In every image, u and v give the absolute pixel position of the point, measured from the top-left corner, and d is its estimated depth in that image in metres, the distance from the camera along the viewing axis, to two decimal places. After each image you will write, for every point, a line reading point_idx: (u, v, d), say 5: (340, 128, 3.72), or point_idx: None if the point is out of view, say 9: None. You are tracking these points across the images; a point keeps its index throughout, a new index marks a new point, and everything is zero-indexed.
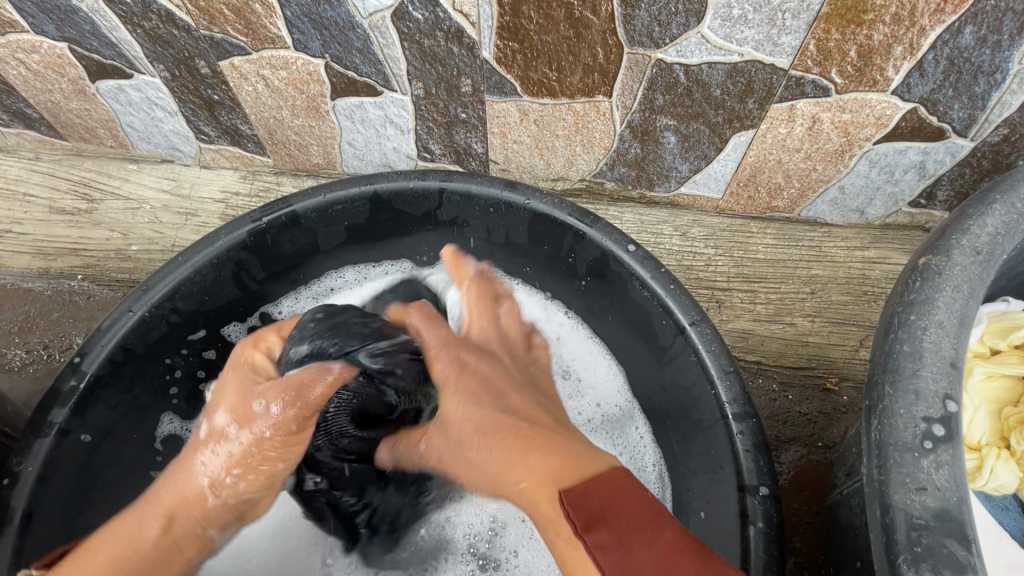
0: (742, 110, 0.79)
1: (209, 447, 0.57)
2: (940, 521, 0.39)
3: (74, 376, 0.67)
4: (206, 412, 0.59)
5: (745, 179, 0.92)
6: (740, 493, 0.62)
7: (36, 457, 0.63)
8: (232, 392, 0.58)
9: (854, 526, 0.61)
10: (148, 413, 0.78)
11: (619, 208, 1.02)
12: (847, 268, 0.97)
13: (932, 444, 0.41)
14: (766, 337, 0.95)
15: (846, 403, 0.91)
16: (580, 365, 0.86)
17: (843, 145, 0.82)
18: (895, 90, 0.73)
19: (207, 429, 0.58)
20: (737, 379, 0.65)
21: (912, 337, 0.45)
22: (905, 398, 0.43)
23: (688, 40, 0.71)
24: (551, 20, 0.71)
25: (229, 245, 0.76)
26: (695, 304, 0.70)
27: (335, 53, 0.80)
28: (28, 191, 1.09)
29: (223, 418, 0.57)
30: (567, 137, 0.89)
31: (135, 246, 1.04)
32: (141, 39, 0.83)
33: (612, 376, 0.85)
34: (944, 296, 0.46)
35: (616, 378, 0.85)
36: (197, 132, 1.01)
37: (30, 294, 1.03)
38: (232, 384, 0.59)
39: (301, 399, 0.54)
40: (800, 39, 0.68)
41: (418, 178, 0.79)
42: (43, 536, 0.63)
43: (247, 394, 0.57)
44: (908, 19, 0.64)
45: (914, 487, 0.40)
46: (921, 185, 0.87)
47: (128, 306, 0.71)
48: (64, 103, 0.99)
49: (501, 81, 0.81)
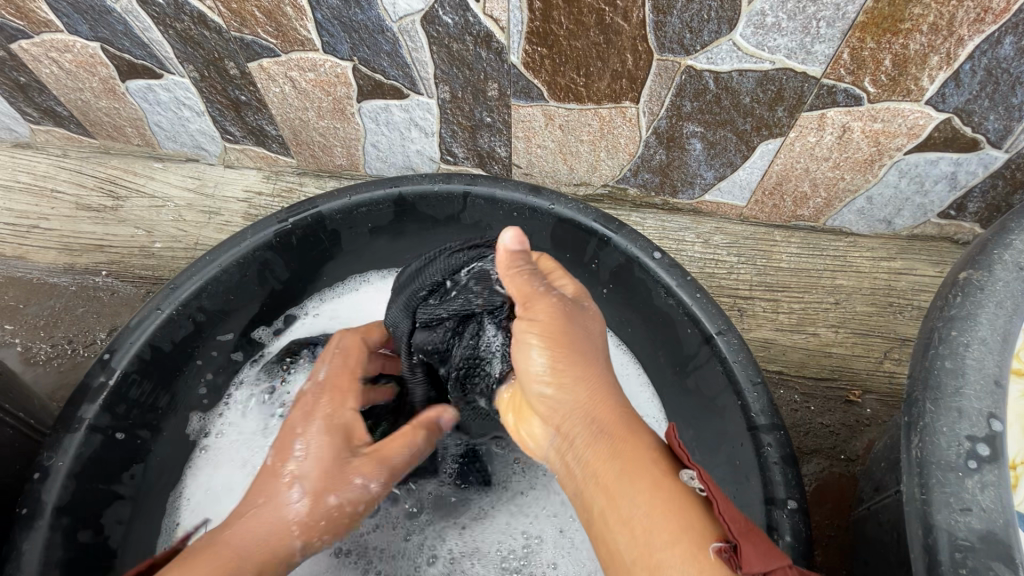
0: (772, 118, 0.79)
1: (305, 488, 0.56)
2: (986, 543, 0.38)
3: (104, 373, 0.68)
4: (297, 477, 0.56)
5: (770, 187, 0.91)
6: (767, 505, 0.61)
7: (66, 451, 0.64)
8: (329, 454, 0.58)
9: (883, 542, 0.61)
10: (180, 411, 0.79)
11: (641, 214, 1.01)
12: (872, 279, 0.96)
13: (976, 464, 0.40)
14: (788, 347, 0.94)
15: (870, 416, 0.89)
16: None
17: (873, 154, 0.81)
18: (929, 100, 0.72)
19: (302, 500, 0.56)
20: (765, 391, 0.65)
21: (954, 354, 0.44)
22: (947, 416, 0.42)
23: (719, 47, 0.70)
24: (581, 26, 0.71)
25: (255, 245, 0.76)
26: (722, 313, 0.70)
27: (363, 56, 0.81)
28: (56, 187, 1.11)
29: (312, 490, 0.56)
30: (592, 143, 0.89)
31: (159, 243, 1.05)
32: (172, 40, 0.84)
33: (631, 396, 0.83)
34: (986, 312, 0.45)
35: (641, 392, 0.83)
36: (223, 132, 1.02)
37: (55, 289, 1.04)
38: (325, 438, 0.59)
39: (391, 468, 0.61)
40: (834, 48, 0.67)
41: (443, 181, 0.79)
42: (71, 530, 0.63)
43: (344, 460, 0.58)
44: (947, 28, 0.63)
45: (958, 507, 0.40)
46: (952, 196, 0.86)
47: (156, 305, 0.72)
48: (94, 102, 1.00)
49: (528, 86, 0.81)
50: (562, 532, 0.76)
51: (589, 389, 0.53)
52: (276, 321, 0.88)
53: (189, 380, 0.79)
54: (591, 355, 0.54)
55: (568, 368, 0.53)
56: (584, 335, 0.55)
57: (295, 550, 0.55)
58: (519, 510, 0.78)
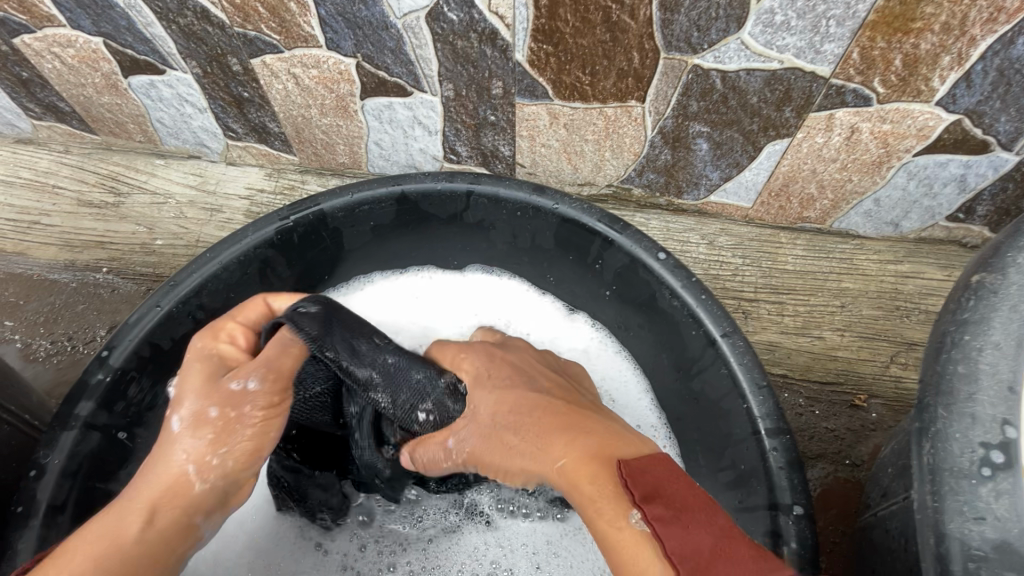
0: (779, 118, 0.78)
1: (188, 433, 0.57)
2: (1000, 553, 0.38)
3: (102, 370, 0.67)
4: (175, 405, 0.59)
5: (777, 189, 0.90)
6: (772, 511, 0.60)
7: (62, 449, 0.63)
8: (197, 378, 0.60)
9: (890, 550, 0.60)
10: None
11: (646, 214, 1.00)
12: (879, 282, 0.95)
13: (990, 472, 0.39)
14: (793, 350, 0.93)
15: (875, 421, 0.88)
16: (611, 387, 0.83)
17: (881, 156, 0.80)
18: (939, 101, 0.71)
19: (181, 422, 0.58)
20: (771, 395, 0.64)
21: (967, 358, 0.43)
22: (961, 422, 0.41)
23: (727, 46, 0.69)
24: (588, 24, 0.70)
25: (256, 242, 0.76)
26: (727, 316, 0.69)
27: (367, 53, 0.80)
28: (57, 183, 1.11)
29: (190, 412, 0.58)
30: (596, 142, 0.88)
31: (160, 240, 1.05)
32: (175, 36, 0.84)
33: (639, 405, 0.81)
34: (1001, 315, 0.44)
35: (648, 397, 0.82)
36: (225, 129, 1.01)
37: (56, 285, 1.04)
38: (194, 369, 0.61)
39: (276, 371, 0.62)
40: (843, 47, 0.66)
41: (446, 180, 0.78)
42: (67, 528, 0.63)
43: (214, 379, 0.60)
44: (959, 28, 0.62)
45: (972, 516, 0.39)
46: (961, 199, 0.85)
47: (155, 301, 0.71)
48: (96, 97, 1.00)
49: (533, 84, 0.80)
50: (538, 568, 0.73)
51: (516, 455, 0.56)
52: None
53: None
54: (503, 434, 0.57)
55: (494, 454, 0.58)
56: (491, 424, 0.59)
57: (183, 466, 0.55)
58: (501, 536, 0.75)
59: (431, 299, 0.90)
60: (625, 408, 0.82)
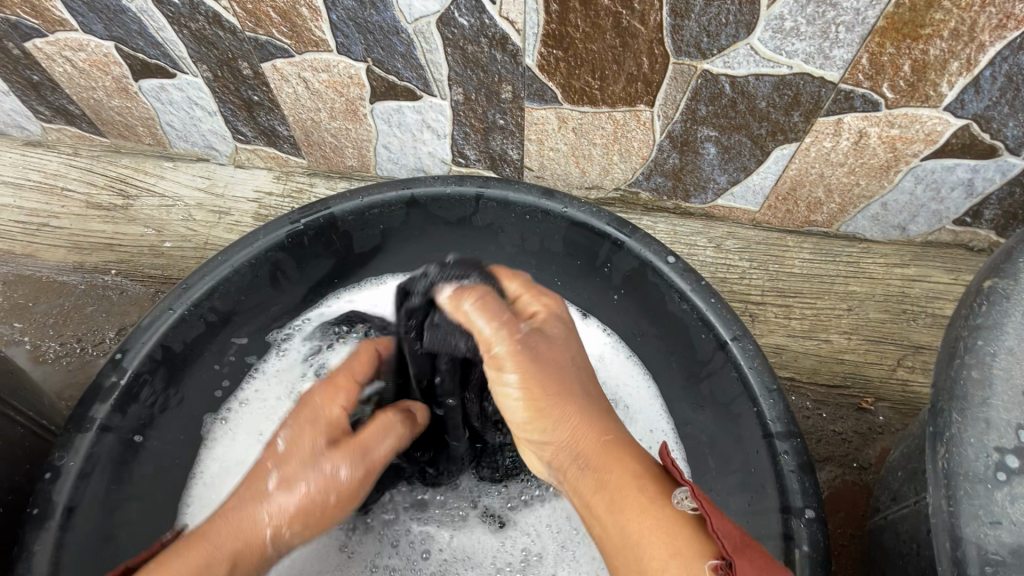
0: (787, 123, 0.78)
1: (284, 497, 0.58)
2: (1016, 557, 0.38)
3: (116, 372, 0.67)
4: (274, 459, 0.59)
5: (784, 192, 0.90)
6: (784, 514, 0.60)
7: (78, 452, 0.63)
8: (304, 448, 0.59)
9: (902, 553, 0.60)
10: (194, 409, 0.79)
11: (653, 218, 1.01)
12: (885, 285, 0.95)
13: (1006, 476, 0.40)
14: (800, 353, 0.93)
15: (882, 424, 0.88)
16: (621, 392, 0.84)
17: (889, 160, 0.80)
18: (948, 106, 0.71)
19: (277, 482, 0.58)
20: (781, 398, 0.64)
21: (980, 364, 0.44)
22: (975, 427, 0.41)
23: (736, 51, 0.70)
24: (598, 29, 0.70)
25: (267, 245, 0.76)
26: (737, 319, 0.69)
27: (377, 57, 0.80)
28: (66, 185, 1.11)
29: (292, 478, 0.58)
30: (605, 146, 0.89)
31: (169, 242, 1.05)
32: (186, 40, 0.85)
33: (648, 409, 0.82)
34: (1013, 321, 0.44)
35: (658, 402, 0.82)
36: (234, 132, 1.02)
37: (65, 287, 1.04)
38: (303, 429, 0.60)
39: (368, 461, 0.61)
40: (852, 53, 0.67)
41: (456, 183, 0.79)
42: (83, 530, 0.63)
43: (318, 451, 0.59)
44: (968, 34, 0.63)
45: (988, 520, 0.39)
46: (969, 203, 0.85)
47: (168, 304, 0.71)
48: (107, 101, 1.00)
49: (543, 88, 0.80)
50: (564, 546, 0.74)
51: (564, 410, 0.55)
52: (289, 324, 0.87)
53: (204, 384, 0.79)
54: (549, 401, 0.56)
55: (539, 391, 0.55)
56: (555, 362, 0.56)
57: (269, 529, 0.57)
58: (523, 525, 0.76)
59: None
60: (634, 412, 0.82)
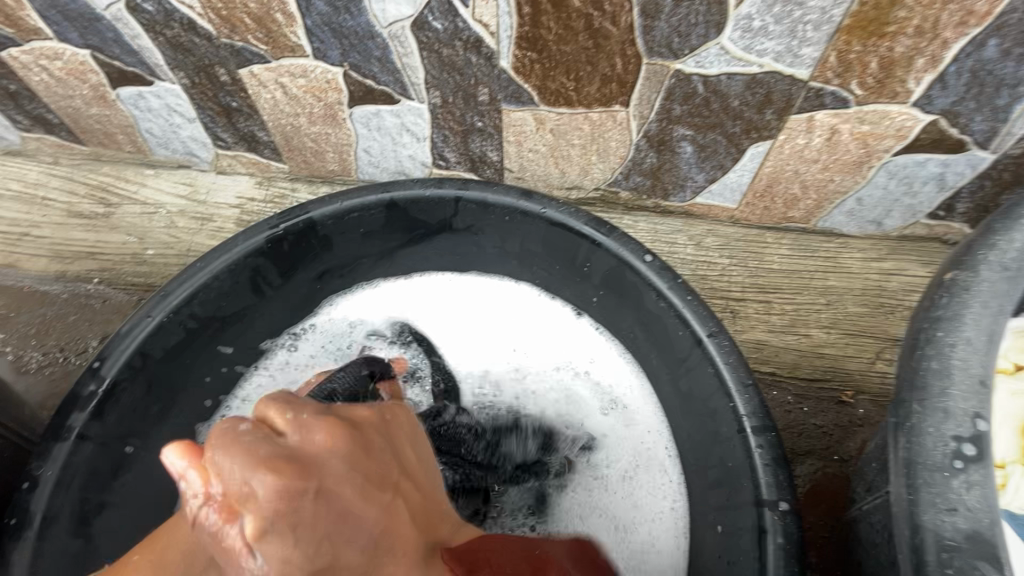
0: (760, 121, 0.79)
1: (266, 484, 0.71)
2: (972, 543, 0.39)
3: (94, 381, 0.67)
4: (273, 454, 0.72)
5: (761, 189, 0.91)
6: (759, 508, 0.61)
7: (56, 461, 0.63)
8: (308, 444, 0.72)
9: (874, 542, 0.61)
10: (181, 415, 0.79)
11: (633, 216, 1.02)
12: (863, 279, 0.96)
13: (963, 464, 0.40)
14: (781, 348, 0.94)
15: (862, 416, 0.90)
16: (623, 397, 0.84)
17: (861, 156, 0.81)
18: (916, 102, 0.72)
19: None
20: (756, 392, 0.65)
21: (940, 354, 0.44)
22: (934, 416, 0.42)
23: (707, 51, 0.71)
24: (570, 31, 0.71)
25: (247, 251, 0.76)
26: (713, 315, 0.70)
27: (354, 62, 0.81)
28: (47, 194, 1.11)
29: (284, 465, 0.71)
30: (583, 146, 0.90)
31: (151, 250, 1.06)
32: (163, 47, 0.85)
33: (643, 414, 0.83)
34: (972, 311, 0.46)
35: (652, 406, 0.82)
36: (214, 138, 1.02)
37: (47, 297, 1.04)
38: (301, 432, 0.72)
39: None
40: (820, 51, 0.68)
41: (434, 186, 0.79)
42: (60, 538, 0.64)
43: None
44: (931, 31, 0.64)
45: (945, 507, 0.40)
46: (940, 197, 0.87)
47: (147, 312, 0.72)
48: (85, 109, 1.00)
49: (519, 90, 0.81)
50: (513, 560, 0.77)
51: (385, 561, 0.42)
52: (295, 327, 0.88)
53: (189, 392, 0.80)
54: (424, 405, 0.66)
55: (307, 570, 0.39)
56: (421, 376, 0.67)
57: None
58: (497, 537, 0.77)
59: (441, 301, 0.92)
60: (633, 416, 0.83)
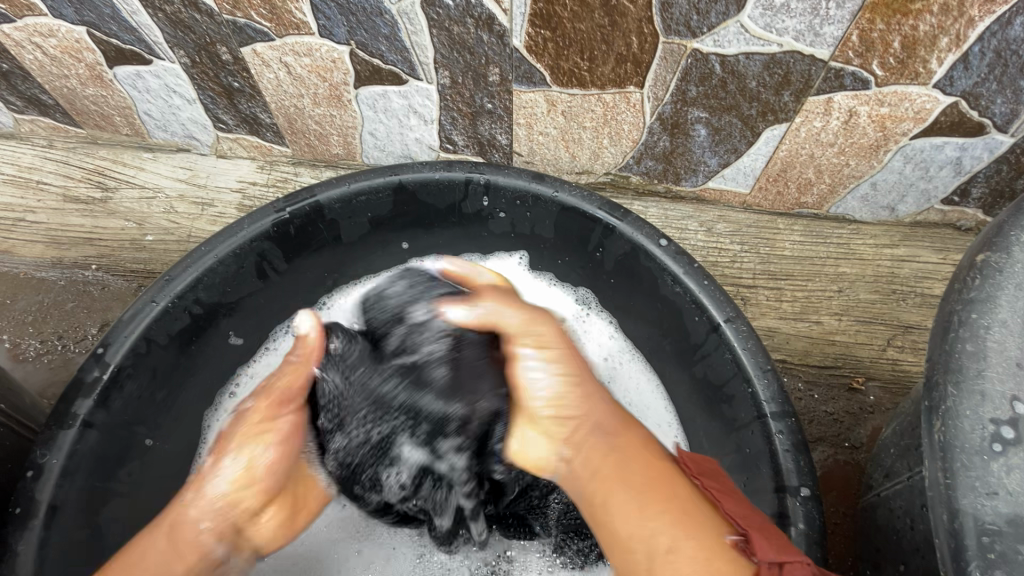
0: (778, 103, 0.78)
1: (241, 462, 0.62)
2: (1013, 526, 0.38)
3: (98, 367, 0.65)
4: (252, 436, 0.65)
5: (775, 174, 0.90)
6: (780, 493, 0.60)
7: (61, 449, 0.62)
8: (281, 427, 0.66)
9: (895, 528, 0.61)
10: (189, 403, 0.78)
11: (644, 202, 1.00)
12: (875, 266, 0.96)
13: (1001, 447, 0.40)
14: (792, 335, 0.93)
15: (873, 403, 0.89)
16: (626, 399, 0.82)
17: (878, 140, 0.80)
18: (937, 83, 0.71)
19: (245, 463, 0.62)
20: (775, 378, 0.64)
21: (974, 337, 0.43)
22: (970, 399, 0.41)
23: (726, 29, 0.69)
24: (586, 8, 0.69)
25: (252, 235, 0.74)
26: (730, 300, 0.69)
27: (361, 40, 0.78)
28: (42, 179, 1.08)
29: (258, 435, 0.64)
30: (594, 129, 0.88)
31: (151, 236, 1.03)
32: (162, 24, 0.82)
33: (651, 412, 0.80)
34: (1006, 294, 0.44)
35: (662, 401, 0.81)
36: (214, 120, 0.99)
37: (44, 283, 1.01)
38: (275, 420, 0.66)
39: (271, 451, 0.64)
40: (843, 29, 0.66)
41: (445, 169, 0.77)
42: (68, 526, 0.62)
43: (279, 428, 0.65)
44: (958, 9, 0.62)
45: (985, 491, 0.39)
46: (956, 181, 0.86)
47: (150, 296, 0.69)
48: (80, 89, 0.97)
49: (531, 70, 0.79)
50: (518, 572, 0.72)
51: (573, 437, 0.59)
52: (289, 321, 0.86)
53: (194, 379, 0.78)
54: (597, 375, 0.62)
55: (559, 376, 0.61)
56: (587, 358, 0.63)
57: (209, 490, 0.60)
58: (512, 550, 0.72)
59: None
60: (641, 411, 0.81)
